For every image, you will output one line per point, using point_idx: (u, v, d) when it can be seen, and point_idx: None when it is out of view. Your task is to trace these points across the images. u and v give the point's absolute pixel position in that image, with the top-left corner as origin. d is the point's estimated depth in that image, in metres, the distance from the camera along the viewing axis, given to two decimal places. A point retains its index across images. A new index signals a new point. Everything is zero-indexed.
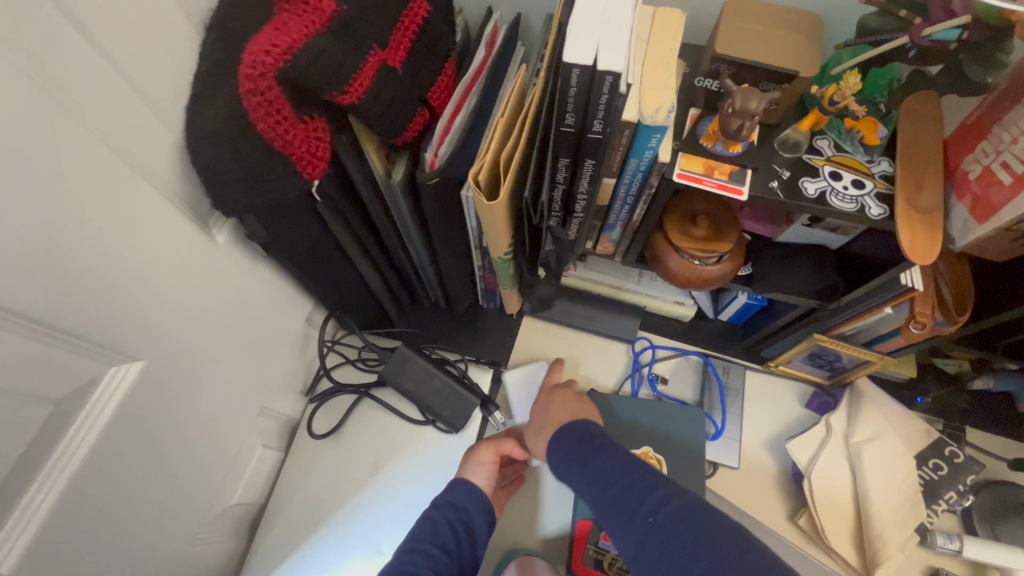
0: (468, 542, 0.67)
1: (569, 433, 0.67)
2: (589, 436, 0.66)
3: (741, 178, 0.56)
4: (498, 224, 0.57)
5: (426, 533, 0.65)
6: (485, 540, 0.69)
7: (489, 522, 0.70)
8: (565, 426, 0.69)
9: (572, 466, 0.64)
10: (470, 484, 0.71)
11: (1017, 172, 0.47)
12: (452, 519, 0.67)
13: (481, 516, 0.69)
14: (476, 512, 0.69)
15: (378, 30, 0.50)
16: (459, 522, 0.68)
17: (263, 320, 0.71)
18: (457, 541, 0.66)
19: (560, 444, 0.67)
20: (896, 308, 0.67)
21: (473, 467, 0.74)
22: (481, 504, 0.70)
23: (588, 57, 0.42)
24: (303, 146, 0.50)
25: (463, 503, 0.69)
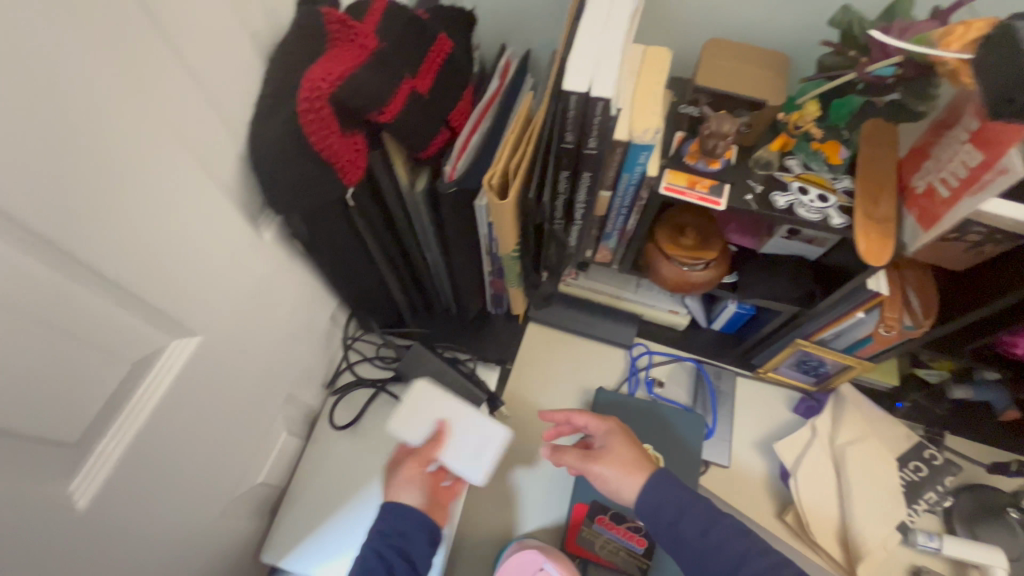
0: (402, 567, 0.72)
1: (658, 503, 0.65)
2: (683, 504, 0.65)
3: (720, 191, 0.64)
4: (509, 226, 0.66)
5: (361, 571, 0.71)
6: (427, 558, 0.75)
7: (429, 541, 0.76)
8: (644, 487, 0.67)
9: (671, 544, 0.64)
10: (401, 507, 0.76)
11: (952, 187, 0.54)
12: (385, 551, 0.72)
13: (417, 538, 0.75)
14: (412, 535, 0.74)
15: (410, 61, 0.60)
16: (392, 549, 0.73)
17: (295, 314, 0.79)
18: (391, 574, 0.71)
19: (645, 514, 0.66)
20: (868, 313, 0.75)
21: (402, 487, 0.78)
22: (415, 524, 0.75)
23: (583, 85, 0.51)
24: (346, 155, 0.58)
25: (394, 529, 0.74)
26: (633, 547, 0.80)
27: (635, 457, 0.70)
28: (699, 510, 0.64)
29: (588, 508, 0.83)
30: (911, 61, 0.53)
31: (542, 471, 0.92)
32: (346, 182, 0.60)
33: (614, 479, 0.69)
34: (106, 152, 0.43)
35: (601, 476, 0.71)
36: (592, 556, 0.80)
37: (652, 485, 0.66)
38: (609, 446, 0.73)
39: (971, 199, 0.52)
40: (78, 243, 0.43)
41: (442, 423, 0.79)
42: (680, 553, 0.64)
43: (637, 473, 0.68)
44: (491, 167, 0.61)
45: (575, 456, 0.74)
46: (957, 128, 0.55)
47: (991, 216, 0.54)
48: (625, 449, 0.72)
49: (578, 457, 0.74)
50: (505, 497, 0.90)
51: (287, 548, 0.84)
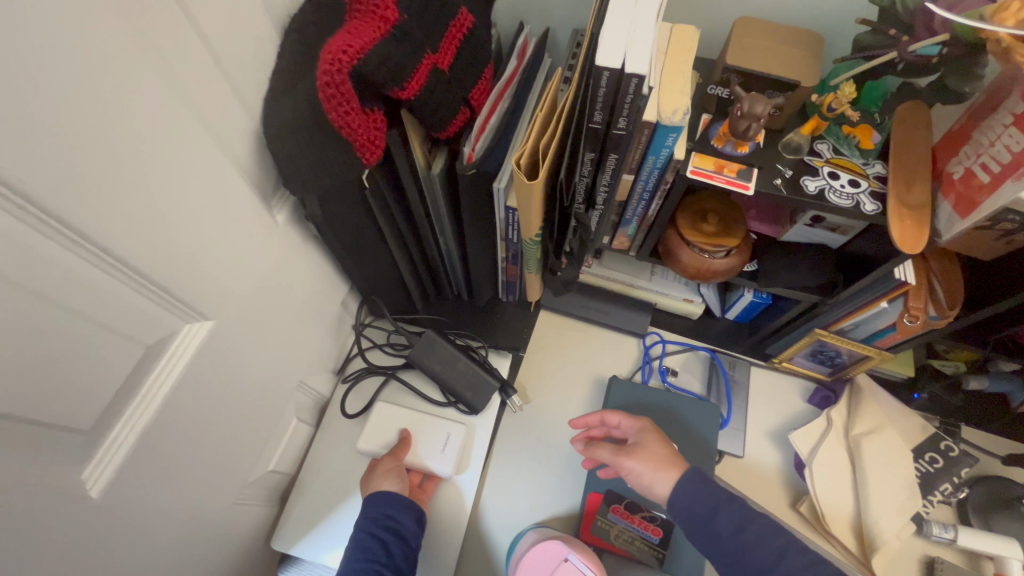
0: (395, 544, 0.73)
1: (693, 496, 0.66)
2: (720, 499, 0.65)
3: (748, 175, 0.62)
4: (532, 209, 0.64)
5: (359, 552, 0.71)
6: (417, 534, 0.76)
7: (416, 518, 0.77)
8: (677, 486, 0.67)
9: (706, 541, 0.63)
10: (383, 492, 0.77)
11: (993, 172, 0.53)
12: (378, 531, 0.73)
13: (406, 517, 0.76)
14: (401, 515, 0.76)
15: (432, 36, 0.57)
16: (382, 529, 0.74)
17: (308, 298, 0.78)
18: (387, 550, 0.72)
19: (679, 512, 0.66)
20: (891, 303, 0.74)
21: (382, 477, 0.80)
22: (400, 504, 0.76)
23: (617, 60, 0.49)
24: (364, 133, 0.55)
25: (381, 512, 0.75)
26: (648, 537, 0.80)
27: (667, 455, 0.71)
28: (734, 504, 0.64)
29: (603, 497, 0.83)
30: (955, 37, 0.50)
31: (555, 459, 0.91)
32: (365, 162, 0.58)
33: (648, 475, 0.70)
34: (119, 126, 0.40)
35: (634, 471, 0.72)
36: (607, 545, 0.80)
37: (684, 482, 0.67)
38: (643, 442, 0.74)
39: (1012, 182, 0.50)
40: (91, 220, 0.41)
41: (404, 431, 0.87)
42: (715, 550, 0.63)
43: (670, 470, 0.69)
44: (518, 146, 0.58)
45: (608, 450, 0.76)
46: (1001, 110, 0.53)
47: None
48: (659, 446, 0.73)
49: (609, 451, 0.76)
50: (518, 486, 0.89)
51: (298, 536, 0.83)
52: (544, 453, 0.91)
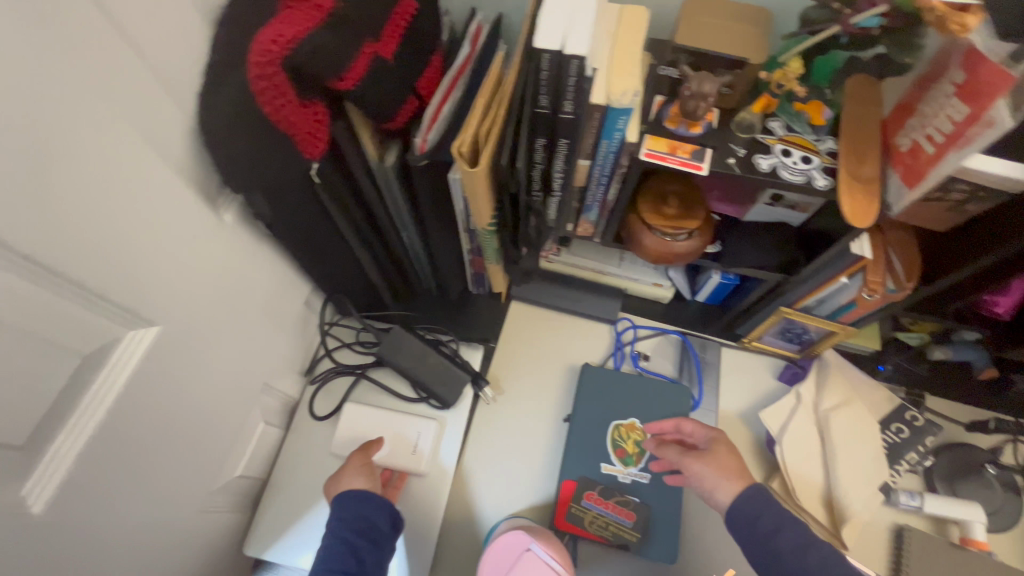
0: (369, 548, 0.71)
1: (756, 511, 0.65)
2: (785, 518, 0.64)
3: (701, 156, 0.62)
4: (478, 196, 0.63)
5: (326, 561, 0.68)
6: (392, 539, 0.74)
7: (392, 519, 0.75)
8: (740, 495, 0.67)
9: (765, 557, 0.63)
10: (354, 492, 0.74)
11: (938, 143, 0.53)
12: (352, 538, 0.70)
13: (380, 519, 0.74)
14: (376, 516, 0.73)
15: (372, 23, 0.55)
16: (353, 535, 0.71)
17: (267, 298, 0.76)
18: (359, 556, 0.69)
19: (738, 522, 0.66)
20: (851, 278, 0.74)
21: (351, 475, 0.77)
22: (375, 506, 0.74)
23: (556, 42, 0.48)
24: (304, 127, 0.54)
25: (350, 516, 0.72)
26: (622, 521, 0.80)
27: (736, 467, 0.71)
28: (796, 530, 0.63)
29: (576, 485, 0.83)
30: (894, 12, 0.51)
31: (531, 450, 0.91)
32: (306, 156, 0.57)
33: (710, 479, 0.70)
34: (35, 128, 0.38)
35: (698, 474, 0.72)
36: (581, 532, 0.80)
37: (748, 494, 0.67)
38: (713, 449, 0.73)
39: (959, 152, 0.50)
40: (11, 230, 0.39)
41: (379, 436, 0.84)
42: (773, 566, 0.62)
43: (736, 481, 0.69)
44: (460, 134, 0.58)
45: (676, 451, 0.76)
46: (942, 82, 0.53)
47: (970, 168, 0.55)
48: (729, 456, 0.72)
49: (677, 453, 0.76)
50: (494, 479, 0.89)
51: (270, 540, 0.82)
52: (519, 444, 0.91)
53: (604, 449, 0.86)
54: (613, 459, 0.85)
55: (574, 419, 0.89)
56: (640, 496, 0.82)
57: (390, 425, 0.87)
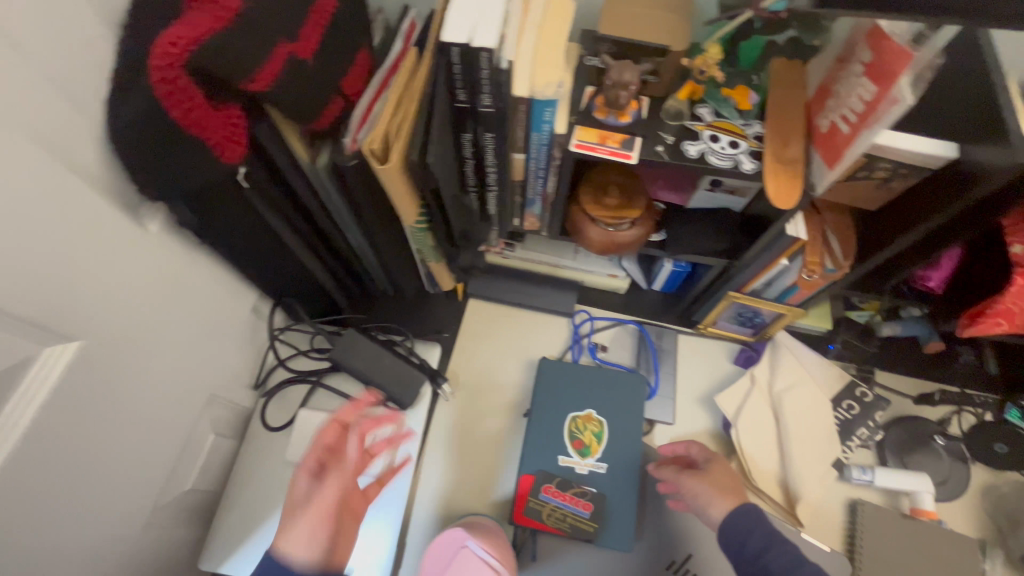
0: None
1: (748, 530, 0.65)
2: (774, 537, 0.63)
3: (631, 145, 0.62)
4: (400, 193, 0.62)
5: None
6: None
7: None
8: (732, 515, 0.67)
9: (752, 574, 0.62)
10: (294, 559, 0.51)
11: (852, 123, 0.54)
12: None
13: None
14: None
15: (288, 22, 0.54)
16: None
17: (208, 309, 0.74)
18: None
19: (730, 540, 0.65)
20: (792, 260, 0.76)
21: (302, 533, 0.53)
22: None
23: (463, 36, 0.47)
24: (219, 131, 0.53)
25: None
26: (579, 512, 0.81)
27: (731, 486, 0.71)
28: (787, 546, 0.62)
29: (535, 479, 0.83)
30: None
31: (491, 447, 0.90)
32: (226, 161, 0.55)
33: (704, 496, 0.71)
34: None
35: (692, 491, 0.73)
36: (540, 525, 0.81)
37: (741, 510, 0.67)
38: (709, 470, 0.75)
39: (869, 130, 0.51)
40: None
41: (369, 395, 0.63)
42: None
43: (729, 499, 0.69)
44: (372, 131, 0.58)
45: (674, 470, 0.77)
46: (852, 63, 0.54)
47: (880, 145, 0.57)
48: (725, 478, 0.73)
49: (675, 472, 0.77)
50: (455, 478, 0.88)
51: (225, 553, 0.81)
52: (478, 441, 0.91)
53: (562, 442, 0.86)
54: (571, 451, 0.86)
55: (533, 413, 0.89)
56: (598, 487, 0.83)
57: None
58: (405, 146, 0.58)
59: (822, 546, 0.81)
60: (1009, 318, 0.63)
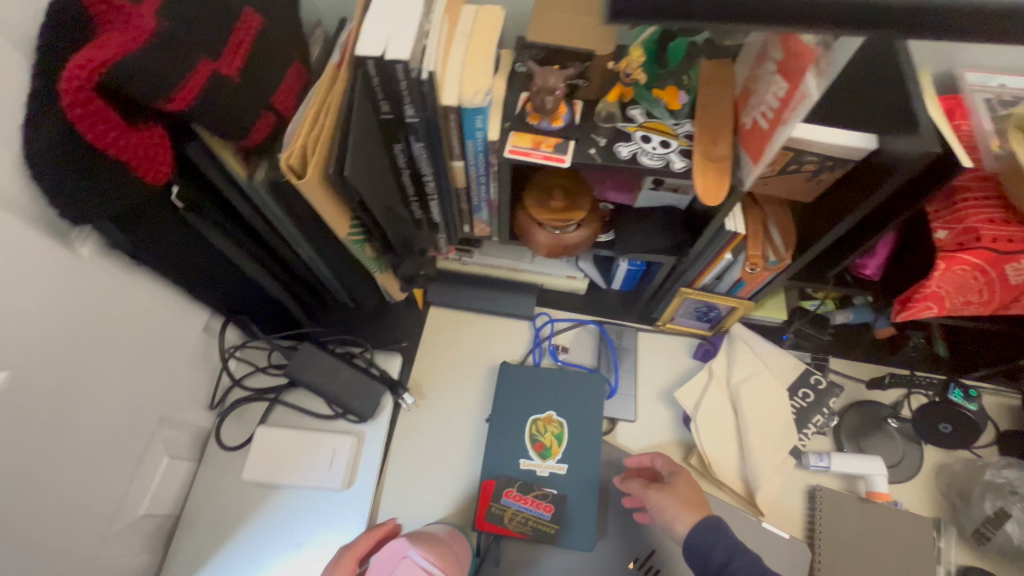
0: None
1: (711, 543, 0.68)
2: (737, 547, 0.67)
3: (564, 149, 0.63)
4: (324, 205, 0.60)
5: None
6: None
7: None
8: (700, 529, 0.70)
9: None
10: None
11: (770, 120, 0.55)
12: None
13: None
14: None
15: (207, 41, 0.54)
16: None
17: (155, 331, 0.73)
18: None
19: (695, 553, 0.69)
20: (735, 255, 0.78)
21: None
22: None
23: (377, 49, 0.49)
24: (141, 152, 0.53)
25: None
26: (541, 514, 0.81)
27: (694, 498, 0.73)
28: (749, 557, 0.66)
29: (496, 483, 0.84)
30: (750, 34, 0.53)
31: (454, 454, 0.90)
32: (150, 181, 0.55)
33: (670, 511, 0.72)
34: None
35: (658, 506, 0.74)
36: (502, 530, 0.81)
37: (706, 524, 0.70)
38: (674, 483, 0.75)
39: (785, 125, 0.53)
40: None
41: None
42: None
43: (694, 512, 0.71)
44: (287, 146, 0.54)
45: (639, 483, 0.77)
46: (768, 62, 0.56)
47: (796, 137, 0.59)
48: (688, 489, 0.74)
49: (641, 485, 0.77)
50: (419, 489, 0.88)
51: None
52: (441, 449, 0.91)
53: (523, 445, 0.87)
54: (532, 454, 0.86)
55: (494, 418, 0.89)
56: (559, 488, 0.84)
57: (304, 444, 0.86)
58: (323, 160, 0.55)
59: (781, 534, 0.84)
60: (939, 301, 0.65)
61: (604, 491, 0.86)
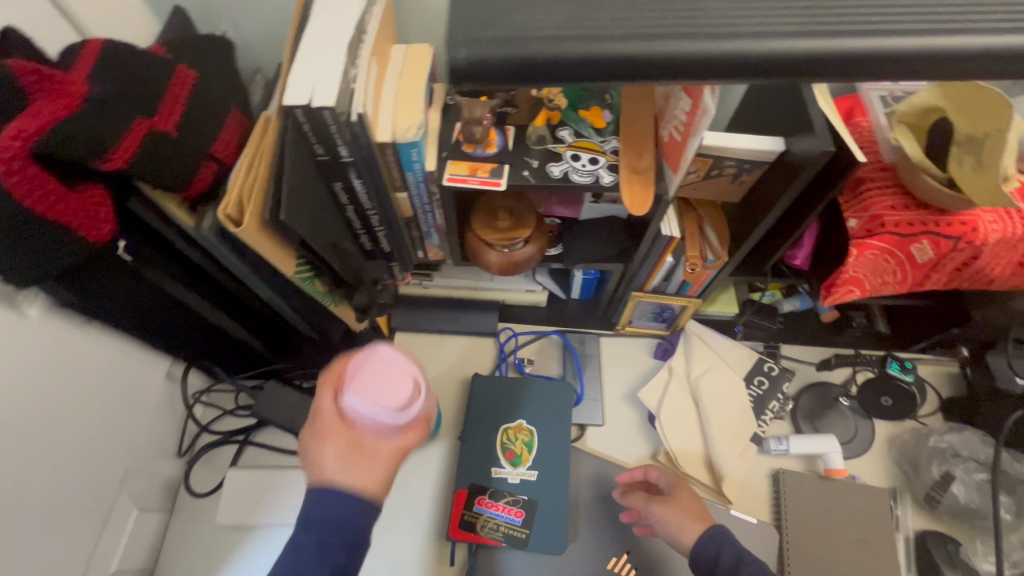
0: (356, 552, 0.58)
1: (717, 551, 0.72)
2: (743, 556, 0.71)
3: (499, 173, 0.66)
4: (267, 247, 0.62)
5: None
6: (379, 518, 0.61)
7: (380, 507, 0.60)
8: (704, 540, 0.73)
9: None
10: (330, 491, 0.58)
11: (682, 133, 0.60)
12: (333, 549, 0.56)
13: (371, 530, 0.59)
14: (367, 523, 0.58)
15: (142, 101, 0.56)
16: (340, 542, 0.57)
17: (115, 384, 0.73)
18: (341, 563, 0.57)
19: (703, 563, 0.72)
20: (676, 256, 0.82)
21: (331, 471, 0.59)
22: (360, 512, 0.58)
23: (304, 98, 0.52)
24: (81, 213, 0.54)
25: (341, 517, 0.57)
26: (512, 520, 0.84)
27: (696, 510, 0.77)
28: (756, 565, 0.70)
29: (468, 492, 0.86)
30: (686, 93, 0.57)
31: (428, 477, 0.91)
32: (93, 241, 0.56)
33: (675, 523, 0.75)
34: None
35: (662, 518, 0.76)
36: (475, 538, 0.83)
37: (711, 535, 0.73)
38: (674, 494, 0.79)
39: (694, 136, 0.57)
40: None
41: None
42: None
43: (699, 523, 0.75)
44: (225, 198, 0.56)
45: (642, 497, 0.80)
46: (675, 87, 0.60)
47: (710, 145, 0.64)
48: (688, 500, 0.78)
49: (643, 499, 0.80)
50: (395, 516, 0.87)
51: None
52: (411, 476, 0.89)
53: (493, 455, 0.89)
54: (502, 462, 0.88)
55: (464, 436, 0.90)
56: (529, 495, 0.86)
57: (280, 479, 0.86)
58: (259, 207, 0.57)
59: (748, 520, 0.87)
60: (859, 284, 0.70)
61: (576, 495, 0.89)
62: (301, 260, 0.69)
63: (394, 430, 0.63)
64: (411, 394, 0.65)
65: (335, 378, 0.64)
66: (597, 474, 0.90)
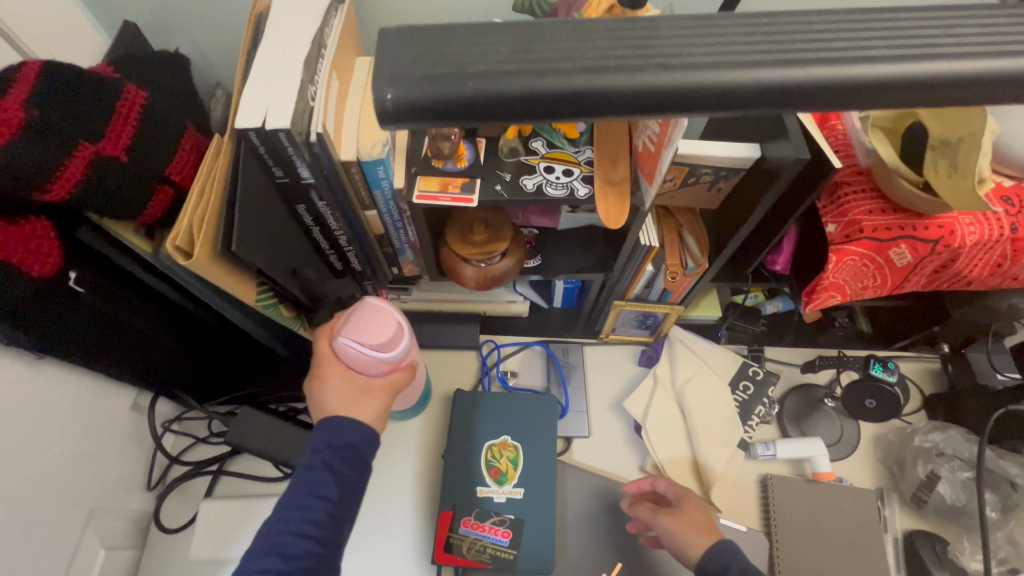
0: (356, 471, 0.63)
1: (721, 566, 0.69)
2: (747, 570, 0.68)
3: (471, 188, 0.64)
4: (226, 277, 0.59)
5: (296, 511, 0.59)
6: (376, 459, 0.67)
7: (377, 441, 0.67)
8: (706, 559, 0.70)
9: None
10: (335, 419, 0.65)
11: (656, 142, 0.58)
12: (338, 466, 0.62)
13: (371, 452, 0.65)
14: (367, 447, 0.65)
15: (86, 123, 0.53)
16: (341, 460, 0.63)
17: (76, 419, 0.69)
18: (340, 486, 0.61)
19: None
20: (656, 265, 0.81)
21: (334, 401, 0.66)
22: (361, 435, 0.65)
23: (258, 120, 0.50)
24: (22, 247, 0.52)
25: (343, 441, 0.64)
26: (498, 541, 0.82)
27: (703, 523, 0.75)
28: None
29: (452, 515, 0.83)
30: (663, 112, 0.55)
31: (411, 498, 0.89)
32: (36, 275, 0.54)
33: (681, 535, 0.74)
34: None
35: (667, 530, 0.76)
36: (461, 561, 0.81)
37: (716, 549, 0.71)
38: (682, 507, 0.78)
39: (668, 147, 0.56)
40: None
41: None
42: None
43: (706, 536, 0.73)
44: (175, 225, 0.52)
45: (648, 509, 0.79)
46: None
47: (685, 153, 0.63)
48: (698, 514, 0.77)
49: (649, 510, 0.79)
50: (377, 543, 0.84)
51: None
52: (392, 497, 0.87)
53: (478, 473, 0.86)
54: (488, 481, 0.86)
55: (448, 454, 0.88)
56: (516, 513, 0.84)
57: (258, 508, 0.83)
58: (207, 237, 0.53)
59: (738, 527, 0.85)
60: (839, 289, 0.70)
61: (563, 510, 0.87)
62: (263, 287, 0.66)
63: (383, 366, 0.69)
64: (397, 335, 0.69)
65: (331, 328, 0.71)
66: (584, 488, 0.89)
